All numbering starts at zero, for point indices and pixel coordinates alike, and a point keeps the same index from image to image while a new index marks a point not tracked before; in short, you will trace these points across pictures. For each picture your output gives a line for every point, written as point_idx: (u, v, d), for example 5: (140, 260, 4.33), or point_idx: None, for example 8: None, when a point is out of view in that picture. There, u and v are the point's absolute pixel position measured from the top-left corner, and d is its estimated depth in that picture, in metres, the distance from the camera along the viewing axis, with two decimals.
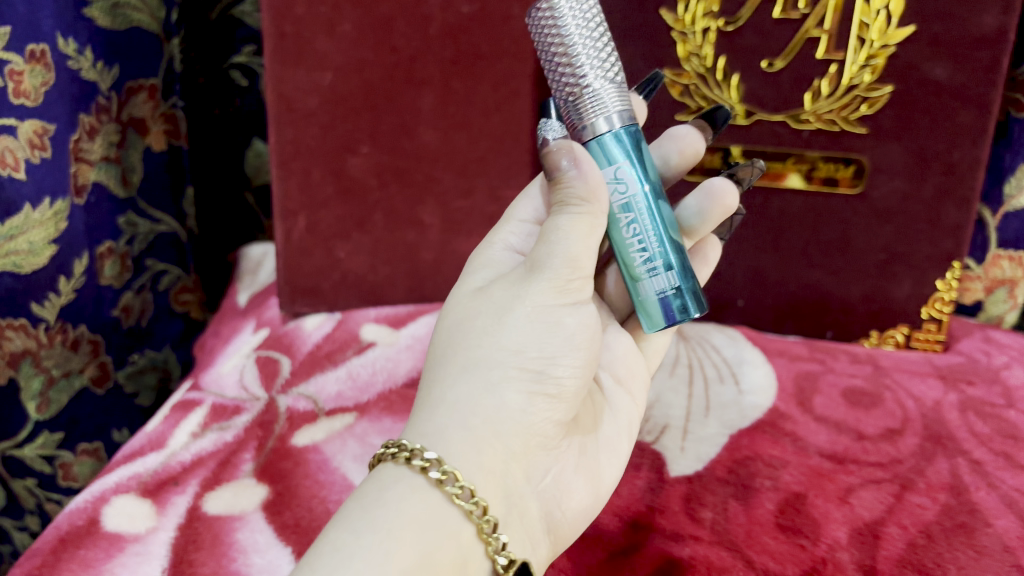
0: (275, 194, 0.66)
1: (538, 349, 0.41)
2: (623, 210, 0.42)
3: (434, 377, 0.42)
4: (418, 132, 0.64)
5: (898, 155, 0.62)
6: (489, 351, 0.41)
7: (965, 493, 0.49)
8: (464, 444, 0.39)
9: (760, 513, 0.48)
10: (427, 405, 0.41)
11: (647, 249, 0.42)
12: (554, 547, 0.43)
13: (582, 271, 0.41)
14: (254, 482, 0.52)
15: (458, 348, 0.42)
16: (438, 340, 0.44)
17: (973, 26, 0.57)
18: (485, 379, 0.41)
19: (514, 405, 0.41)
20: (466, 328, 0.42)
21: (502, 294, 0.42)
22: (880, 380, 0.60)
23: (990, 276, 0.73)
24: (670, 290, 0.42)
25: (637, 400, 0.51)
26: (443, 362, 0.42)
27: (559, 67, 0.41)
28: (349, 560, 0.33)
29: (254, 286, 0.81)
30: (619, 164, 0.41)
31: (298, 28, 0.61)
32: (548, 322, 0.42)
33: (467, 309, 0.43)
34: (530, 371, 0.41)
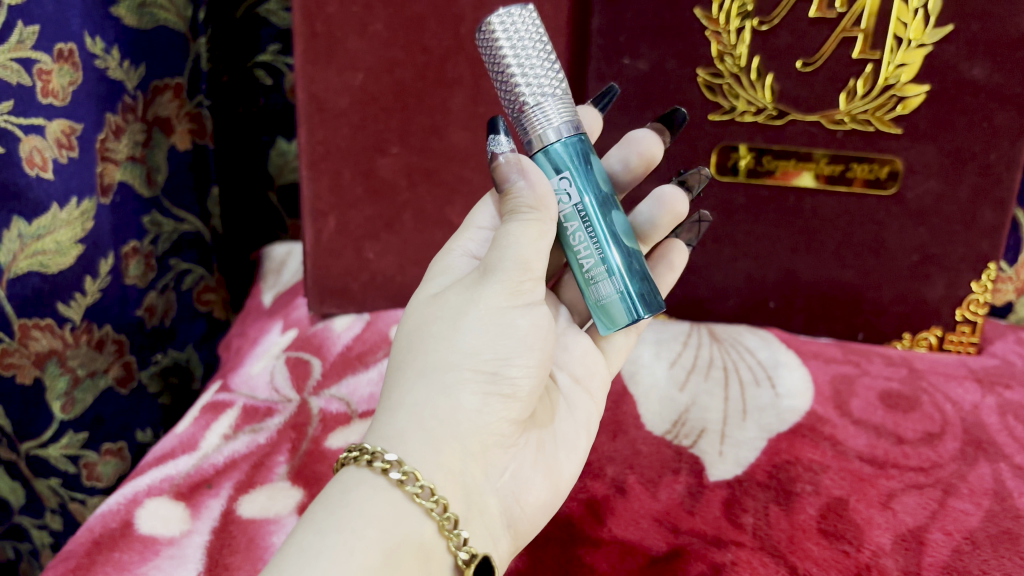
0: (304, 194, 0.66)
1: (492, 351, 0.41)
2: (570, 218, 0.43)
3: (391, 384, 0.41)
4: (448, 132, 0.63)
5: (935, 156, 0.61)
6: (444, 355, 0.41)
7: (1009, 499, 0.49)
8: (423, 446, 0.38)
9: (802, 519, 0.47)
10: (386, 410, 0.40)
11: (594, 254, 0.43)
12: (514, 543, 0.43)
13: (533, 273, 0.41)
14: (289, 485, 0.52)
15: (415, 354, 0.41)
16: (395, 347, 0.43)
17: (1012, 26, 0.56)
18: (441, 381, 0.40)
19: (470, 406, 0.40)
20: (422, 334, 0.42)
21: (458, 299, 0.42)
22: (916, 382, 0.59)
23: (1022, 278, 0.72)
24: (616, 294, 0.43)
25: (594, 400, 0.50)
26: (399, 368, 0.42)
27: (502, 85, 0.42)
28: (314, 560, 0.33)
29: (278, 285, 0.80)
30: (562, 173, 0.42)
31: (329, 27, 0.60)
32: (500, 324, 0.41)
33: (424, 314, 0.43)
34: (484, 372, 0.41)
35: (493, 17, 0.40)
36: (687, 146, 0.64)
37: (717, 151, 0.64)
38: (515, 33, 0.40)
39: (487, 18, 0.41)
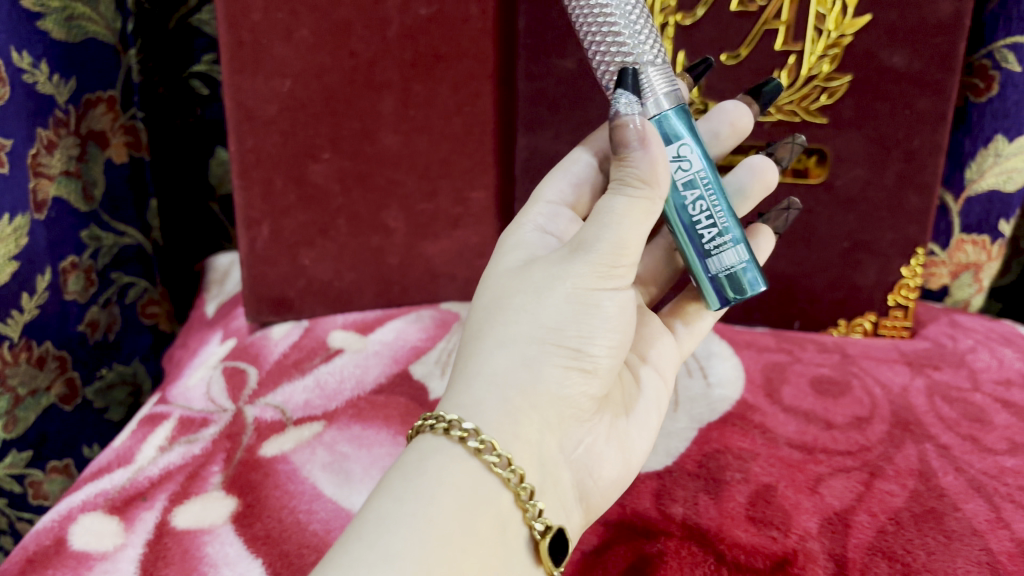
0: (237, 203, 0.66)
1: (576, 328, 0.40)
2: (687, 186, 0.42)
3: (471, 351, 0.41)
4: (380, 135, 0.64)
5: (859, 143, 0.62)
6: (526, 327, 0.40)
7: (933, 478, 0.50)
8: (503, 418, 0.39)
9: (730, 507, 0.48)
10: (464, 376, 0.41)
11: (716, 224, 0.43)
12: (587, 515, 0.43)
13: (627, 257, 0.40)
14: (223, 494, 0.51)
15: (495, 321, 0.41)
16: (475, 312, 0.43)
17: (930, 12, 0.57)
18: (523, 353, 0.40)
19: (551, 381, 0.40)
20: (503, 303, 0.41)
21: (542, 271, 0.41)
22: (847, 368, 0.61)
23: (955, 261, 0.75)
24: (741, 264, 0.43)
25: (665, 379, 0.50)
26: (479, 337, 0.41)
27: (610, 46, 0.41)
28: (391, 527, 0.34)
29: (221, 295, 0.80)
30: (682, 140, 0.42)
31: (255, 35, 0.60)
32: (585, 303, 0.40)
33: (505, 282, 0.42)
34: (568, 348, 0.40)
35: None
36: None
37: None
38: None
39: None
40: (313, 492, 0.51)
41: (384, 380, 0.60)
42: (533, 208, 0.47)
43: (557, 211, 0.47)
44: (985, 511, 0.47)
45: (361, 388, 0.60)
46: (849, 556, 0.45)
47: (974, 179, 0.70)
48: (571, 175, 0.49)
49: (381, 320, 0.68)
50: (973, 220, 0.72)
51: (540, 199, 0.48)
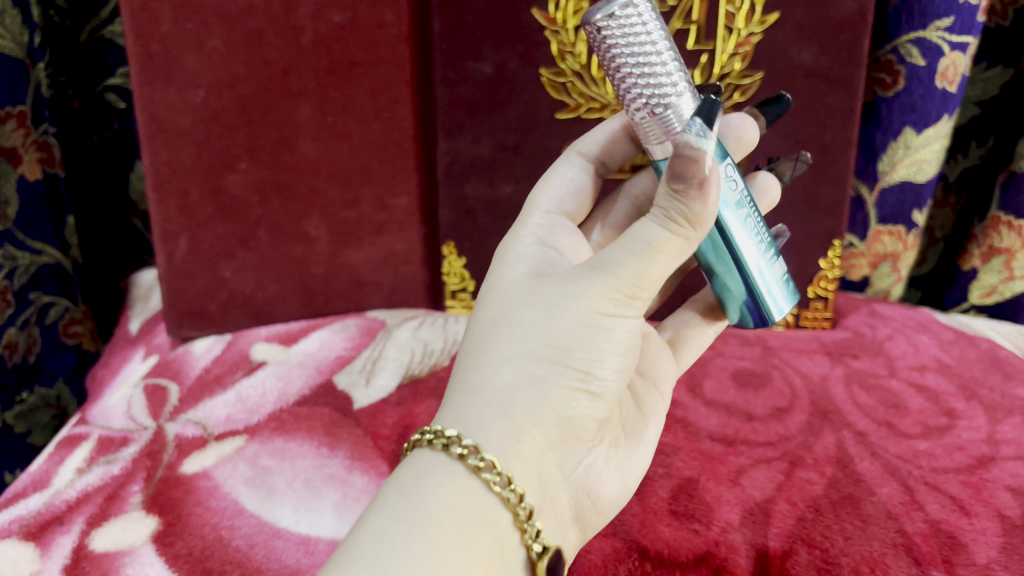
0: (153, 217, 0.65)
1: (586, 352, 0.38)
2: (739, 206, 0.41)
3: (472, 364, 0.39)
4: (297, 143, 0.63)
5: (773, 140, 0.63)
6: (534, 345, 0.38)
7: (850, 464, 0.51)
8: (506, 437, 0.37)
9: (653, 502, 0.48)
10: (465, 388, 0.39)
11: (763, 238, 0.43)
12: (581, 534, 0.42)
13: (647, 287, 0.38)
14: (144, 514, 0.50)
15: (500, 335, 0.39)
16: (479, 325, 0.41)
17: (833, 10, 0.58)
18: (529, 371, 0.38)
19: (557, 402, 0.38)
20: (509, 317, 0.39)
21: (553, 288, 0.39)
22: (768, 360, 0.62)
23: (874, 252, 0.76)
24: (783, 276, 0.45)
25: (663, 397, 0.48)
26: (482, 351, 0.39)
27: (657, 57, 0.37)
28: (388, 546, 0.32)
29: (146, 311, 0.79)
30: (727, 161, 0.40)
31: (164, 46, 0.58)
32: (598, 328, 0.38)
33: (512, 296, 0.40)
34: (576, 370, 0.38)
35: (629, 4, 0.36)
36: (538, 145, 0.64)
37: None
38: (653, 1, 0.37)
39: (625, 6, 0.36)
40: (235, 508, 0.50)
41: (308, 392, 0.60)
42: (531, 217, 0.48)
43: (554, 221, 0.48)
44: (899, 494, 0.48)
45: (283, 400, 0.59)
46: (770, 546, 0.45)
47: (886, 171, 0.72)
48: (564, 184, 0.50)
49: (305, 331, 0.68)
50: (888, 211, 0.74)
51: (538, 211, 0.48)
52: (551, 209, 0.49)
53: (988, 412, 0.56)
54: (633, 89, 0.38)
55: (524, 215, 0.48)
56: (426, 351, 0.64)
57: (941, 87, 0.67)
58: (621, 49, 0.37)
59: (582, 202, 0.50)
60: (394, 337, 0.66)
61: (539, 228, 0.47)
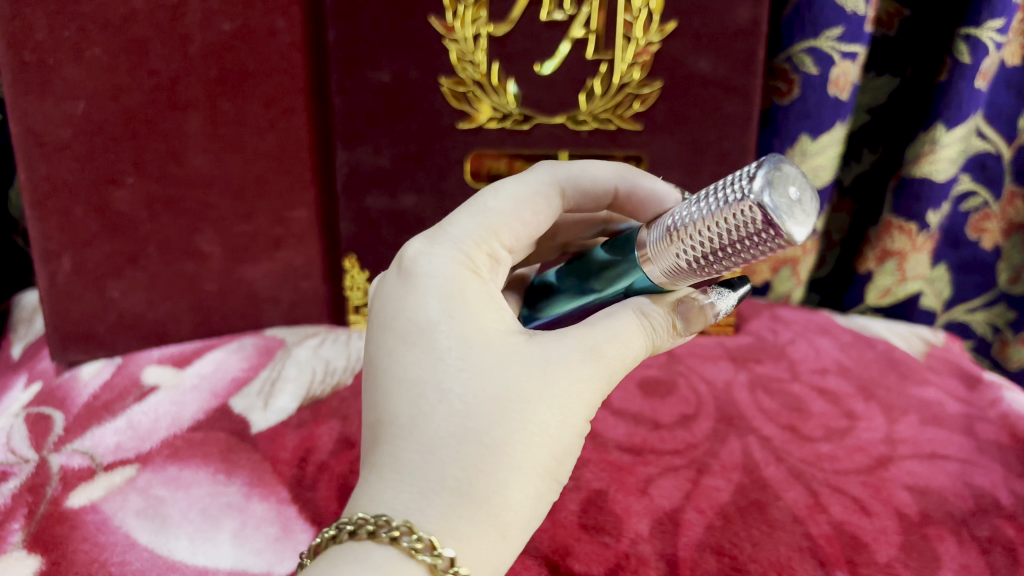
0: (32, 235, 0.61)
1: (569, 463, 0.35)
2: None
3: (466, 458, 0.32)
4: (188, 156, 0.61)
5: (673, 147, 0.64)
6: (543, 455, 0.33)
7: (756, 470, 0.51)
8: (493, 565, 0.32)
9: (563, 516, 0.47)
10: (457, 493, 0.31)
11: None
12: None
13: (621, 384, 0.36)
14: (26, 553, 0.46)
15: (510, 431, 0.32)
16: (466, 400, 0.32)
17: (729, 20, 0.59)
18: (532, 487, 0.33)
19: (533, 521, 0.34)
20: (524, 408, 0.32)
21: (564, 379, 0.33)
22: (674, 367, 0.63)
23: (774, 257, 0.78)
24: None
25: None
26: (487, 447, 0.32)
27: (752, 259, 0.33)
28: None
29: (29, 335, 0.74)
30: None
31: (39, 55, 0.55)
32: (584, 434, 0.35)
33: (511, 372, 0.33)
34: (555, 482, 0.35)
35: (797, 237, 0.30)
36: (440, 156, 0.63)
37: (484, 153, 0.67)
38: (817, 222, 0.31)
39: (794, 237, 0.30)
40: (126, 542, 0.47)
41: (203, 416, 0.57)
42: (480, 241, 0.37)
43: (497, 257, 0.38)
44: (804, 497, 0.49)
45: (177, 425, 0.56)
46: (680, 555, 0.45)
47: None
48: (527, 217, 0.40)
49: (200, 352, 0.65)
50: None
51: (491, 237, 0.38)
52: (503, 240, 0.39)
53: (885, 412, 0.57)
54: (699, 245, 0.34)
55: (474, 240, 0.37)
56: (328, 370, 0.63)
57: (833, 95, 0.68)
58: (744, 246, 0.32)
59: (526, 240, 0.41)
60: (293, 356, 0.64)
61: (486, 262, 0.37)
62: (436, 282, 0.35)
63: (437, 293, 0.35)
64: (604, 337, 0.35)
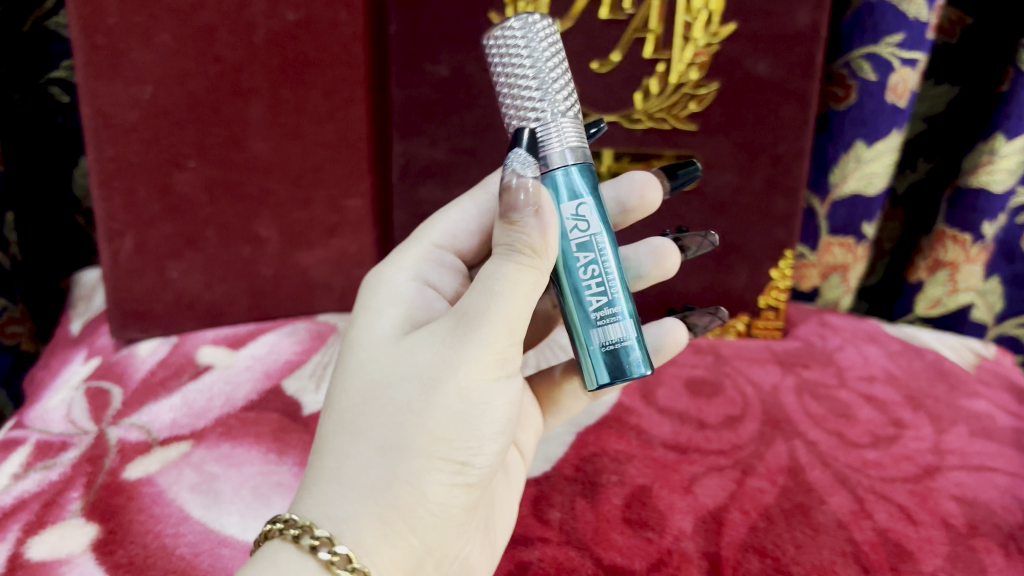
0: (97, 215, 0.63)
1: (462, 437, 0.37)
2: (582, 248, 0.38)
3: (340, 449, 0.36)
4: (249, 142, 0.62)
5: (728, 149, 0.64)
6: (414, 432, 0.36)
7: (801, 473, 0.51)
8: (381, 544, 0.35)
9: (606, 510, 0.48)
10: (334, 479, 0.36)
11: (605, 295, 0.38)
12: None
13: (515, 340, 0.37)
14: (83, 521, 0.48)
15: (373, 417, 0.36)
16: (346, 402, 0.38)
17: (789, 23, 0.59)
18: (408, 463, 0.36)
19: (434, 500, 0.37)
20: (387, 393, 0.36)
21: (428, 357, 0.37)
22: (721, 368, 0.63)
23: (824, 262, 0.78)
24: (626, 340, 0.38)
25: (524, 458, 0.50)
26: (355, 434, 0.36)
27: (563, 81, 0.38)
28: None
29: (88, 312, 0.77)
30: (583, 199, 0.38)
31: (112, 40, 0.57)
32: (473, 404, 0.37)
33: (384, 365, 0.38)
34: (453, 461, 0.37)
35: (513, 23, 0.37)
36: (495, 150, 0.64)
37: None
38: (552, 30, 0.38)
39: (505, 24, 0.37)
40: (180, 515, 0.48)
41: (256, 397, 0.59)
42: (416, 249, 0.48)
43: (442, 257, 0.49)
44: (849, 503, 0.49)
45: (230, 405, 0.58)
46: (722, 554, 0.45)
47: (838, 183, 0.73)
48: (464, 219, 0.51)
49: (254, 335, 0.66)
50: (839, 222, 0.75)
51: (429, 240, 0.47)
52: (440, 243, 0.50)
53: (934, 422, 0.57)
54: (532, 118, 0.38)
55: (409, 248, 0.48)
56: None
57: (891, 102, 0.68)
58: (533, 57, 0.37)
59: (477, 242, 0.51)
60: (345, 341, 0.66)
61: (422, 266, 0.45)
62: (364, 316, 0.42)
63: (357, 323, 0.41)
64: (468, 299, 0.37)
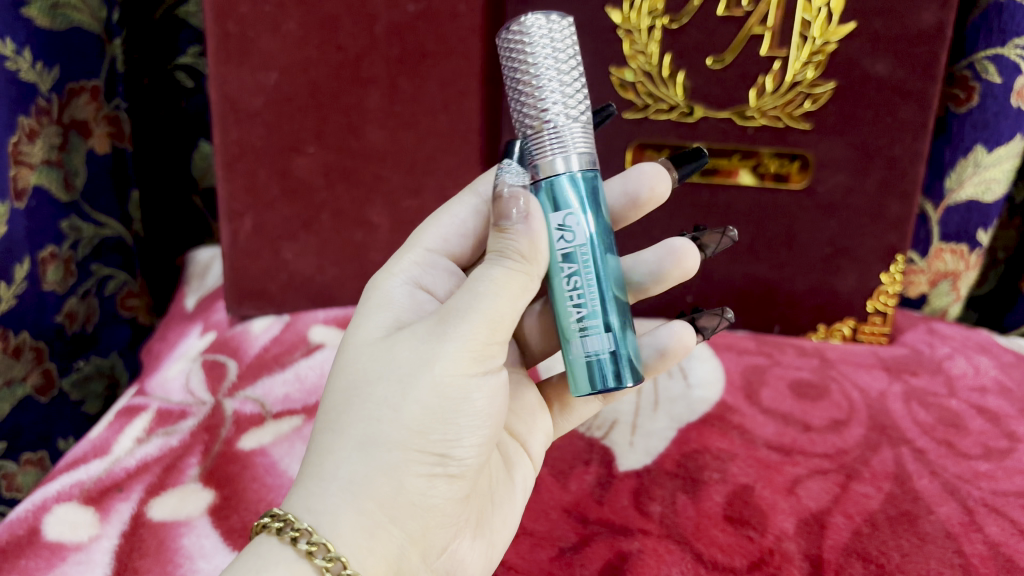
0: (219, 195, 0.66)
1: (441, 431, 0.36)
2: (565, 260, 0.38)
3: (323, 447, 0.37)
4: (365, 130, 0.64)
5: (842, 150, 0.63)
6: (388, 427, 0.36)
7: (908, 481, 0.50)
8: (360, 535, 0.35)
9: (708, 506, 0.48)
10: (314, 475, 0.36)
11: (586, 306, 0.38)
12: None
13: (499, 336, 0.37)
14: (200, 487, 0.50)
15: (352, 414, 0.37)
16: (329, 403, 0.38)
17: (912, 22, 0.58)
18: (385, 457, 0.36)
19: (413, 491, 0.36)
20: (364, 390, 0.37)
21: (407, 356, 0.37)
22: (826, 372, 0.62)
23: (933, 270, 0.76)
24: (605, 352, 0.38)
25: (529, 456, 0.47)
26: (333, 432, 0.37)
27: (572, 85, 0.37)
28: None
29: (202, 289, 0.80)
30: (570, 210, 0.37)
31: (242, 27, 0.60)
32: (452, 398, 0.36)
33: (362, 365, 0.38)
34: (432, 455, 0.36)
35: (527, 19, 0.37)
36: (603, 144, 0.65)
37: (641, 148, 0.65)
38: (565, 31, 0.37)
39: (521, 19, 0.37)
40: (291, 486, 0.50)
41: None
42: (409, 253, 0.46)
43: (433, 262, 0.46)
44: (959, 514, 0.48)
45: None
46: (824, 557, 0.45)
47: (953, 188, 0.71)
48: (454, 225, 0.47)
49: None
50: (953, 229, 0.73)
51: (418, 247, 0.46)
52: (433, 248, 0.47)
53: None
54: (535, 120, 0.37)
55: (401, 253, 0.46)
56: None
57: (1016, 106, 0.66)
58: (535, 58, 0.37)
59: (471, 246, 0.48)
60: None
61: (417, 267, 0.45)
62: (356, 318, 0.42)
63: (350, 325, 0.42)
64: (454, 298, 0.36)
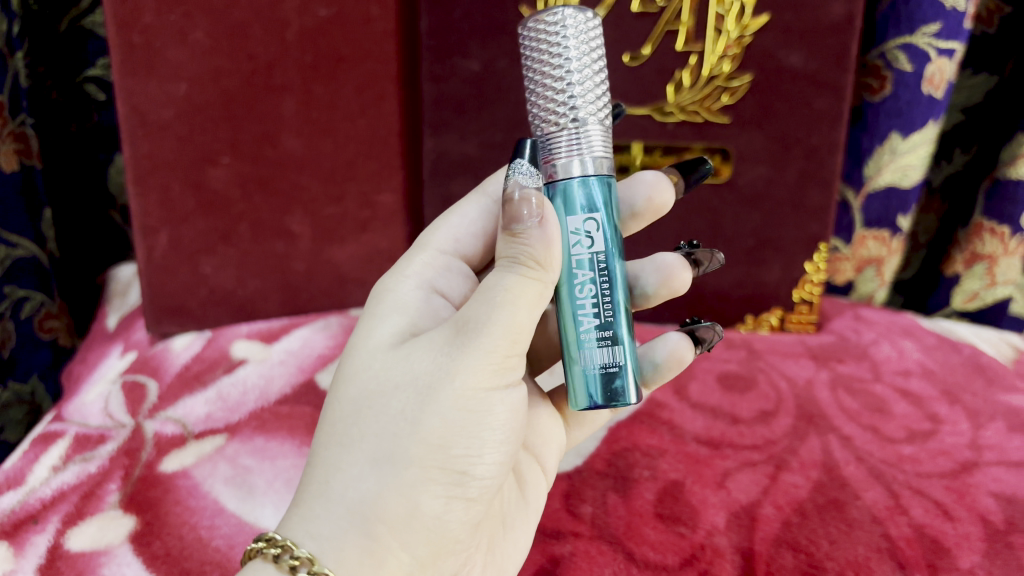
0: (132, 211, 0.64)
1: (461, 448, 0.35)
2: (581, 266, 0.38)
3: (331, 462, 0.36)
4: (281, 139, 0.63)
5: (761, 143, 0.63)
6: (405, 445, 0.35)
7: (836, 468, 0.51)
8: (369, 562, 0.34)
9: (639, 505, 0.48)
10: (322, 492, 0.35)
11: (598, 316, 0.38)
12: None
13: (519, 347, 0.36)
14: (121, 513, 0.49)
15: (366, 427, 0.35)
16: (339, 410, 0.37)
17: (823, 14, 0.58)
18: (402, 478, 0.35)
19: (428, 512, 0.36)
20: (380, 404, 0.36)
21: (425, 366, 0.35)
22: (754, 363, 0.62)
23: (858, 256, 0.77)
24: (617, 365, 0.38)
25: (545, 469, 0.47)
26: (343, 446, 0.36)
27: (596, 88, 0.37)
28: None
29: (124, 307, 0.77)
30: (589, 214, 0.37)
31: (147, 37, 0.58)
32: (472, 413, 0.35)
33: (375, 373, 0.37)
34: (449, 472, 0.36)
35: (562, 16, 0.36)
36: None
37: None
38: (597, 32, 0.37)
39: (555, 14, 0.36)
40: (214, 507, 0.49)
41: (289, 391, 0.59)
42: (419, 257, 0.46)
43: (447, 263, 0.46)
44: (884, 499, 0.48)
45: (264, 399, 0.59)
46: (756, 549, 0.45)
47: (872, 176, 0.72)
48: (464, 224, 0.48)
49: (287, 329, 0.67)
50: (874, 216, 0.74)
51: (430, 247, 0.47)
52: (445, 249, 0.47)
53: (971, 417, 0.56)
54: (558, 117, 0.37)
55: (414, 255, 0.46)
56: None
57: (927, 93, 0.67)
58: (567, 55, 0.36)
59: (483, 246, 0.48)
60: None
61: (431, 268, 0.45)
62: (366, 319, 0.41)
63: (360, 327, 0.41)
64: (471, 303, 0.35)
